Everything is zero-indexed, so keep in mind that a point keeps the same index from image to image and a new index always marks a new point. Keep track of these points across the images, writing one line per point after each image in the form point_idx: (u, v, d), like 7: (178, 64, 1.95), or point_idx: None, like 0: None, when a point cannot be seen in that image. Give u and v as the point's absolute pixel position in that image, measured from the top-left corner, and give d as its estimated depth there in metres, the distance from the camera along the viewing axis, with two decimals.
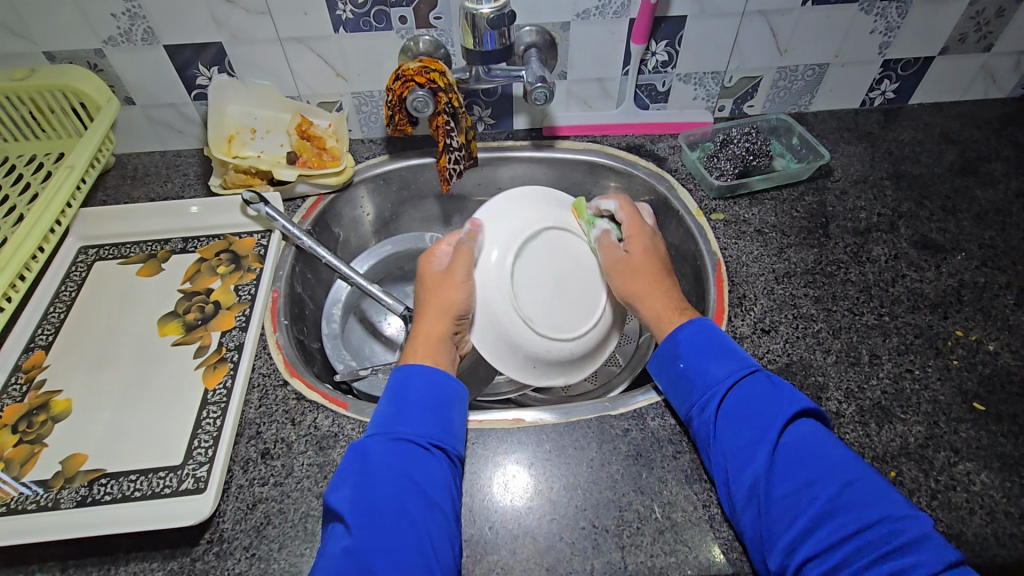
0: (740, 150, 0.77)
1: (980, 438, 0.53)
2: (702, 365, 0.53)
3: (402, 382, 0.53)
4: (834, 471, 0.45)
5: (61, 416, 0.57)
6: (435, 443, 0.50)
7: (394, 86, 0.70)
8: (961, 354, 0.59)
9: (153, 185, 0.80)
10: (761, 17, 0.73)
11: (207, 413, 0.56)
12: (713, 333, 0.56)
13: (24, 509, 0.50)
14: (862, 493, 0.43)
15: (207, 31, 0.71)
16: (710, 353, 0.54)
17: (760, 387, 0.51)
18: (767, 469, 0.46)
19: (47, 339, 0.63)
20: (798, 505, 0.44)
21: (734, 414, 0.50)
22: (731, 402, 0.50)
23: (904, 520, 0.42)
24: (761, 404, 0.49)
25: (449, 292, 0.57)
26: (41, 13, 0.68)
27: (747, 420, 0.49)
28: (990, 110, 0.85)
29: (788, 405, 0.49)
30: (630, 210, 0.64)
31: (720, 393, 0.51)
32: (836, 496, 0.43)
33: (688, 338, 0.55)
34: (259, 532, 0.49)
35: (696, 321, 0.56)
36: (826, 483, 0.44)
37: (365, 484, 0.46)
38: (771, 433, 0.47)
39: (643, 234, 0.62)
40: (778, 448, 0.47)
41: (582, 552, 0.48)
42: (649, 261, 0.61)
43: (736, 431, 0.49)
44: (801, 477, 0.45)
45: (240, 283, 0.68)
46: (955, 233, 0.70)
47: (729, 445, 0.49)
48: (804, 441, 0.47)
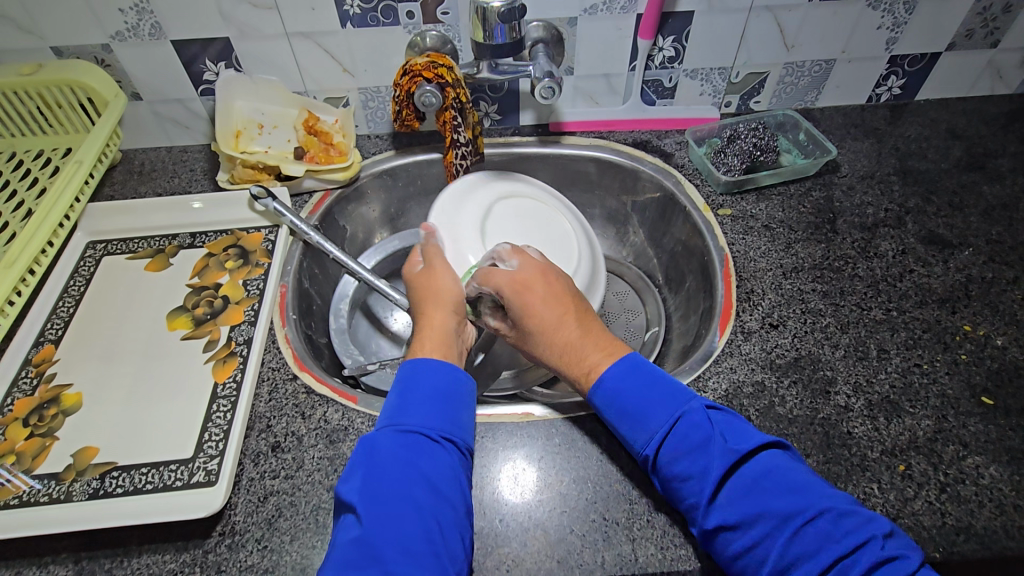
0: (748, 145, 0.77)
1: (989, 432, 0.53)
2: (628, 424, 0.48)
3: (411, 373, 0.53)
4: (782, 516, 0.41)
5: (72, 410, 0.57)
6: (444, 435, 0.49)
7: (401, 81, 0.70)
8: (969, 348, 0.59)
9: (160, 181, 0.80)
10: (769, 12, 0.73)
11: (217, 406, 0.56)
12: (641, 371, 0.50)
13: (36, 501, 0.50)
14: (809, 541, 0.40)
15: (215, 26, 0.71)
16: (637, 406, 0.48)
17: (689, 435, 0.46)
18: (712, 522, 0.43)
19: (56, 333, 0.63)
20: (752, 559, 0.41)
21: (670, 470, 0.46)
22: (665, 459, 0.46)
23: (857, 546, 0.39)
24: (694, 457, 0.45)
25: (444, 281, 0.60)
26: (48, 8, 0.68)
27: (684, 481, 0.45)
28: (996, 106, 0.85)
29: (718, 457, 0.44)
30: (490, 275, 0.56)
31: (653, 453, 0.47)
32: (785, 547, 0.40)
33: (609, 394, 0.49)
34: (271, 524, 0.49)
35: (620, 360, 0.51)
36: (773, 532, 0.41)
37: (374, 476, 0.46)
38: (706, 488, 0.43)
39: (534, 286, 0.55)
40: (720, 497, 0.43)
41: (592, 544, 0.48)
42: (546, 313, 0.53)
43: (678, 490, 0.45)
44: (748, 533, 0.41)
45: (249, 278, 0.68)
46: (962, 228, 0.70)
47: (680, 501, 0.46)
48: (744, 491, 0.43)
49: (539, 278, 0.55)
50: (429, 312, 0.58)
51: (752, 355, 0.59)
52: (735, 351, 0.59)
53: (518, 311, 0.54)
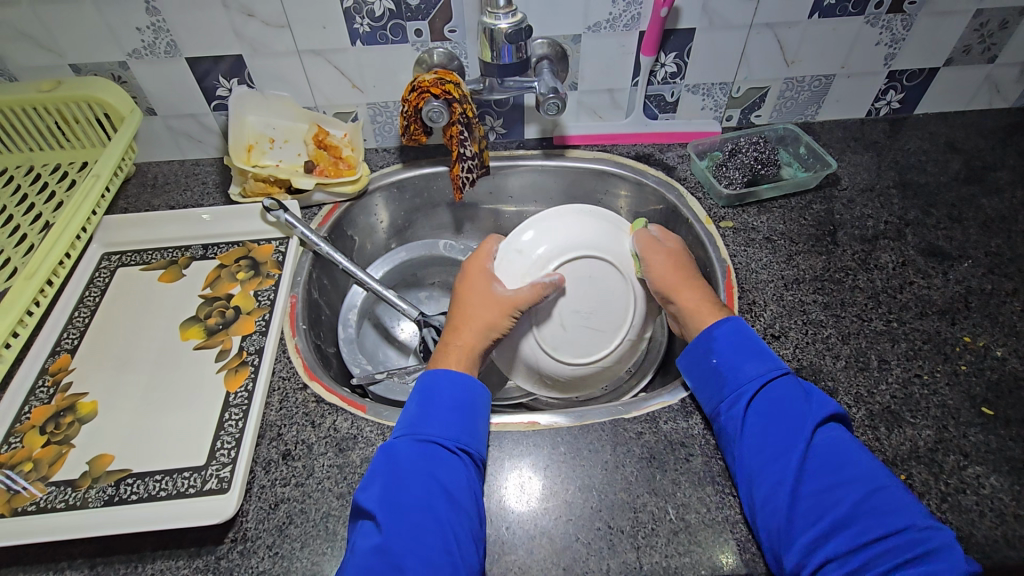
0: (749, 158, 0.78)
1: (990, 442, 0.53)
2: (734, 364, 0.55)
3: (430, 384, 0.55)
4: (861, 477, 0.46)
5: (87, 418, 0.58)
6: (461, 446, 0.51)
7: (410, 97, 0.71)
8: (969, 359, 0.60)
9: (173, 194, 0.82)
10: (769, 29, 0.75)
11: (229, 415, 0.58)
12: (749, 331, 0.57)
13: (54, 507, 0.51)
14: (889, 500, 0.45)
15: (229, 43, 0.73)
16: (744, 351, 0.55)
17: (789, 389, 0.52)
18: (797, 466, 0.48)
19: (73, 343, 0.65)
20: (822, 508, 0.45)
21: (764, 411, 0.51)
22: (762, 399, 0.52)
23: (928, 529, 0.43)
24: (792, 404, 0.51)
25: (490, 313, 0.58)
26: (69, 27, 0.70)
27: (779, 421, 0.50)
28: (995, 119, 0.87)
29: (817, 409, 0.50)
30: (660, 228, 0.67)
31: (751, 391, 0.53)
32: (864, 502, 0.45)
33: (720, 337, 0.57)
34: (281, 531, 0.50)
35: (733, 318, 0.59)
36: (856, 486, 0.46)
37: (395, 485, 0.47)
38: (801, 432, 0.49)
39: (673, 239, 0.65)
40: (810, 447, 0.49)
41: (598, 552, 0.49)
42: (684, 263, 0.63)
43: (762, 431, 0.50)
44: (829, 480, 0.47)
45: (260, 289, 0.70)
46: (962, 241, 0.71)
47: (757, 444, 0.50)
48: (834, 445, 0.49)
49: (687, 247, 0.67)
50: (462, 334, 0.58)
51: None
52: None
53: (665, 250, 0.63)
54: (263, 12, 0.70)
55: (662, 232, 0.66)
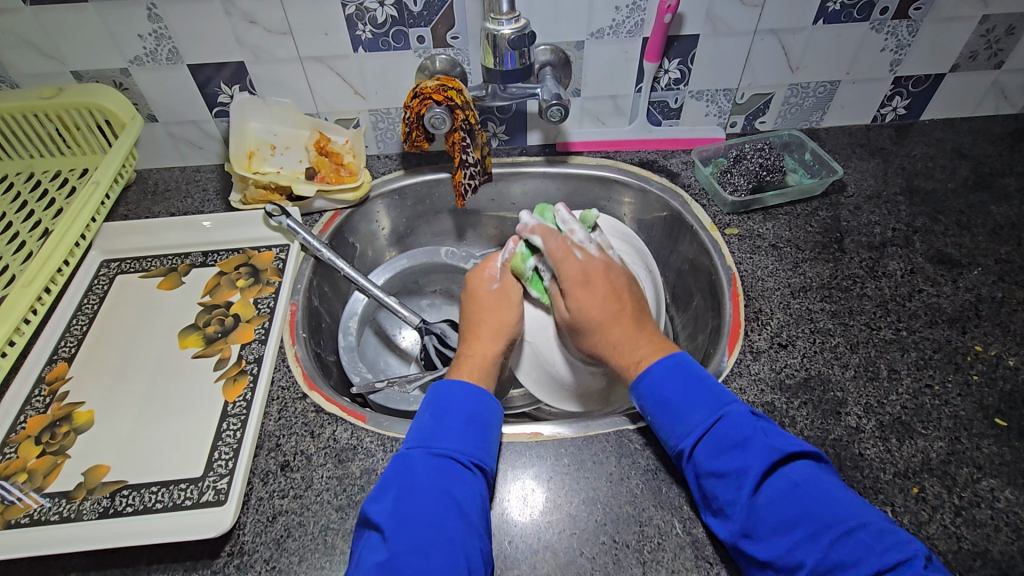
0: (754, 165, 0.77)
1: (1004, 454, 0.52)
2: (671, 417, 0.51)
3: (446, 395, 0.54)
4: (818, 526, 0.42)
5: (83, 428, 0.57)
6: (475, 461, 0.50)
7: (412, 103, 0.71)
8: (981, 369, 0.58)
9: (174, 201, 0.81)
10: (773, 36, 0.74)
11: (227, 425, 0.57)
12: (686, 370, 0.53)
13: (47, 520, 0.50)
14: (851, 549, 0.41)
15: (230, 50, 0.73)
16: (681, 400, 0.51)
17: (731, 432, 0.48)
18: (750, 521, 0.44)
19: (70, 351, 0.64)
20: (784, 565, 0.42)
21: (705, 465, 0.48)
22: (702, 451, 0.48)
23: (899, 572, 0.39)
24: (736, 453, 0.47)
25: (501, 313, 0.61)
26: (70, 34, 0.70)
27: (721, 475, 0.46)
28: (1002, 125, 0.86)
29: (759, 455, 0.46)
30: (563, 253, 0.59)
31: (690, 445, 0.49)
32: (823, 556, 0.41)
33: (652, 387, 0.52)
34: (279, 544, 0.49)
35: (665, 359, 0.54)
36: (808, 542, 0.42)
37: (405, 498, 0.46)
38: (744, 488, 0.45)
39: (579, 273, 0.58)
40: (756, 499, 0.45)
41: (602, 567, 0.48)
42: (604, 298, 0.57)
43: (710, 487, 0.47)
44: (787, 535, 0.43)
45: (259, 297, 0.69)
46: (971, 248, 0.70)
47: (711, 499, 0.47)
48: (784, 492, 0.44)
49: (613, 274, 0.59)
50: (478, 342, 0.60)
51: (762, 375, 0.59)
52: (744, 371, 0.59)
53: (574, 298, 0.58)
54: (265, 19, 0.70)
55: (552, 248, 0.59)
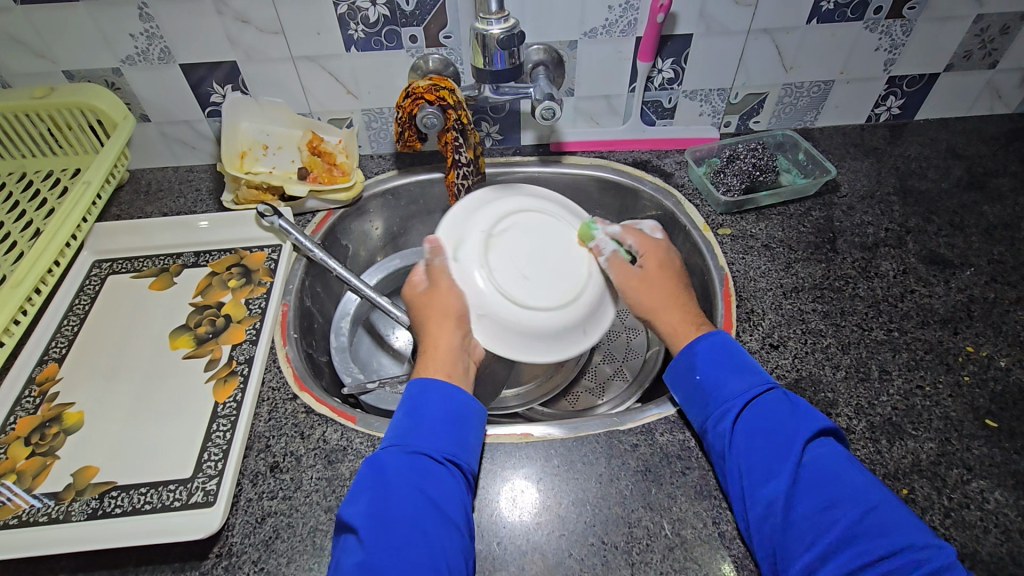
0: (747, 165, 0.76)
1: (994, 455, 0.52)
2: (721, 379, 0.53)
3: (421, 394, 0.53)
4: (855, 496, 0.44)
5: (73, 429, 0.57)
6: (449, 457, 0.50)
7: (403, 103, 0.70)
8: (972, 369, 0.58)
9: (166, 201, 0.81)
10: (767, 35, 0.74)
11: (217, 426, 0.57)
12: (730, 348, 0.55)
13: (36, 521, 0.50)
14: (882, 520, 0.43)
15: (222, 50, 0.73)
16: (727, 368, 0.53)
17: (777, 405, 0.50)
18: (785, 486, 0.46)
19: (60, 352, 0.64)
20: (813, 529, 0.44)
21: (750, 427, 0.49)
22: (749, 415, 0.50)
23: (928, 548, 0.41)
24: (778, 421, 0.49)
25: (445, 300, 0.58)
26: (61, 34, 0.70)
27: (767, 436, 0.49)
28: (996, 125, 0.86)
29: (807, 424, 0.49)
30: (635, 234, 0.64)
31: (737, 407, 0.51)
32: (857, 521, 0.43)
33: (703, 354, 0.55)
34: (267, 546, 0.49)
35: (712, 335, 0.56)
36: (846, 506, 0.44)
37: (380, 498, 0.46)
38: (791, 449, 0.47)
39: (656, 250, 0.63)
40: (800, 461, 0.47)
41: (591, 569, 0.48)
42: (664, 275, 0.61)
43: (749, 450, 0.48)
44: (821, 500, 0.45)
45: (251, 297, 0.69)
46: (964, 248, 0.70)
47: (743, 466, 0.48)
48: (824, 461, 0.47)
49: (671, 255, 0.63)
50: (433, 334, 0.57)
51: None
52: None
53: (648, 267, 0.61)
54: (257, 18, 0.69)
55: (638, 241, 0.63)
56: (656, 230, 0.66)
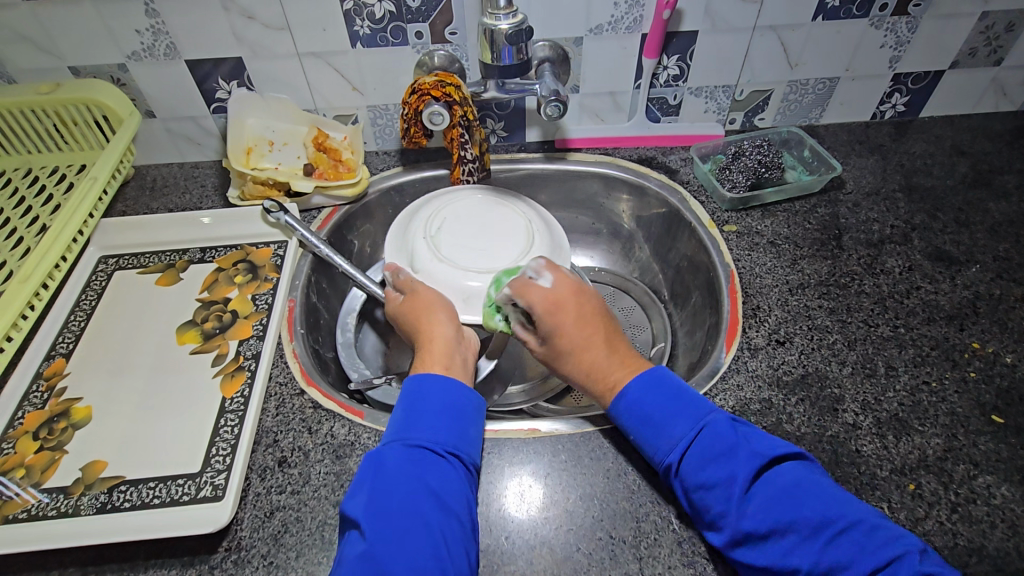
0: (752, 161, 0.77)
1: (1000, 451, 0.52)
2: (655, 433, 0.50)
3: (418, 387, 0.54)
4: (812, 527, 0.43)
5: (81, 423, 0.57)
6: (449, 449, 0.50)
7: (410, 99, 0.71)
8: (978, 366, 0.58)
9: (172, 197, 0.81)
10: (772, 32, 0.74)
11: (225, 421, 0.57)
12: (663, 385, 0.52)
13: (45, 515, 0.51)
14: (845, 548, 0.41)
15: (228, 46, 0.73)
16: (660, 417, 0.50)
17: (716, 445, 0.47)
18: (743, 534, 0.44)
19: (68, 347, 0.64)
20: (783, 568, 0.42)
21: (694, 479, 0.47)
22: (688, 467, 0.47)
23: (897, 566, 0.40)
24: (721, 465, 0.46)
25: (429, 297, 0.63)
26: (67, 29, 0.70)
27: (709, 488, 0.46)
28: (1001, 122, 0.86)
29: (744, 464, 0.46)
30: (524, 289, 0.57)
31: (676, 457, 0.48)
32: (820, 558, 0.41)
33: (633, 404, 0.51)
34: (277, 539, 0.49)
35: (647, 373, 0.53)
36: (804, 544, 0.42)
37: (380, 490, 0.46)
38: (734, 496, 0.45)
39: (571, 297, 0.57)
40: (749, 504, 0.45)
41: (599, 562, 0.48)
42: (583, 319, 0.56)
43: (701, 500, 0.46)
44: (780, 541, 0.43)
45: (257, 293, 0.69)
46: (969, 245, 0.70)
47: (702, 512, 0.46)
48: (774, 497, 0.44)
49: (584, 298, 0.57)
50: (426, 327, 0.60)
51: (759, 371, 0.59)
52: (742, 367, 0.59)
53: (549, 329, 0.56)
54: (263, 14, 0.70)
55: (554, 289, 0.57)
56: (543, 268, 0.59)
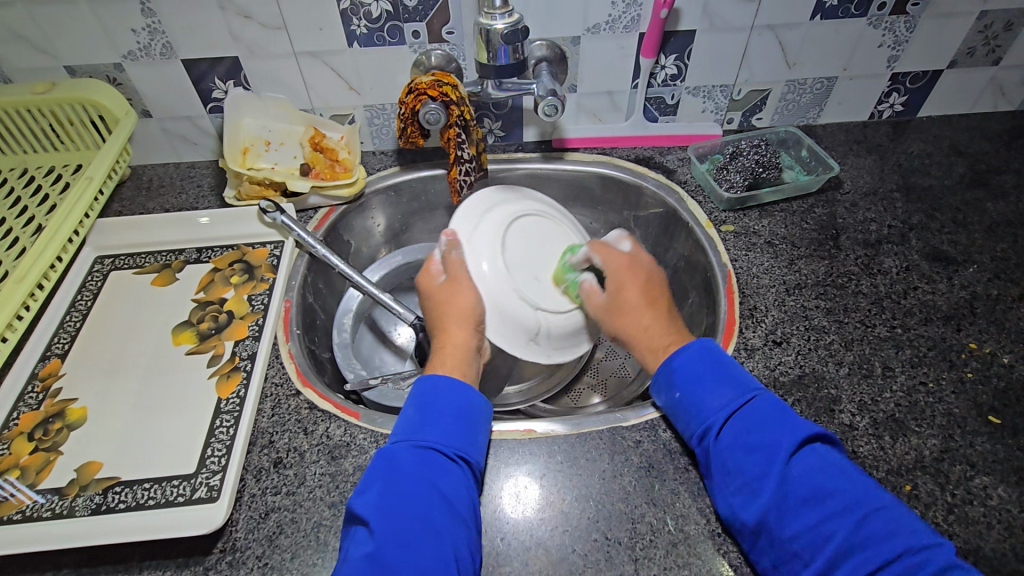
0: (750, 162, 0.76)
1: (997, 452, 0.52)
2: (702, 395, 0.52)
3: (430, 389, 0.54)
4: (849, 504, 0.43)
5: (76, 424, 0.57)
6: (460, 455, 0.50)
7: (407, 99, 0.70)
8: (975, 366, 0.58)
9: (168, 197, 0.81)
10: (771, 31, 0.74)
11: (220, 422, 0.57)
12: (715, 357, 0.55)
13: (40, 516, 0.50)
14: (876, 527, 0.42)
15: (225, 45, 0.72)
16: (709, 380, 0.53)
17: (762, 416, 0.49)
18: (778, 499, 0.45)
19: (63, 348, 0.64)
20: (812, 539, 0.43)
21: (736, 442, 0.49)
22: (733, 431, 0.49)
23: (927, 549, 0.41)
24: (763, 432, 0.48)
25: (463, 299, 0.59)
26: (63, 29, 0.70)
27: (747, 450, 0.48)
28: (999, 122, 0.86)
29: (789, 433, 0.47)
30: (604, 250, 0.62)
31: (720, 422, 0.50)
32: (853, 532, 0.42)
33: (684, 367, 0.54)
34: (272, 541, 0.49)
35: (699, 341, 0.56)
36: (839, 517, 0.43)
37: (389, 490, 0.46)
38: (775, 461, 0.46)
39: (625, 269, 0.61)
40: (788, 473, 0.46)
41: (595, 564, 0.48)
42: (638, 284, 0.60)
43: (736, 463, 0.48)
44: (812, 511, 0.44)
45: (253, 293, 0.69)
46: (967, 245, 0.70)
47: (732, 476, 0.48)
48: (815, 470, 0.46)
49: (640, 266, 0.61)
50: (449, 334, 0.58)
51: (756, 372, 0.59)
52: None
53: (616, 283, 0.60)
54: (259, 14, 0.69)
55: (606, 259, 0.61)
56: (623, 239, 0.64)
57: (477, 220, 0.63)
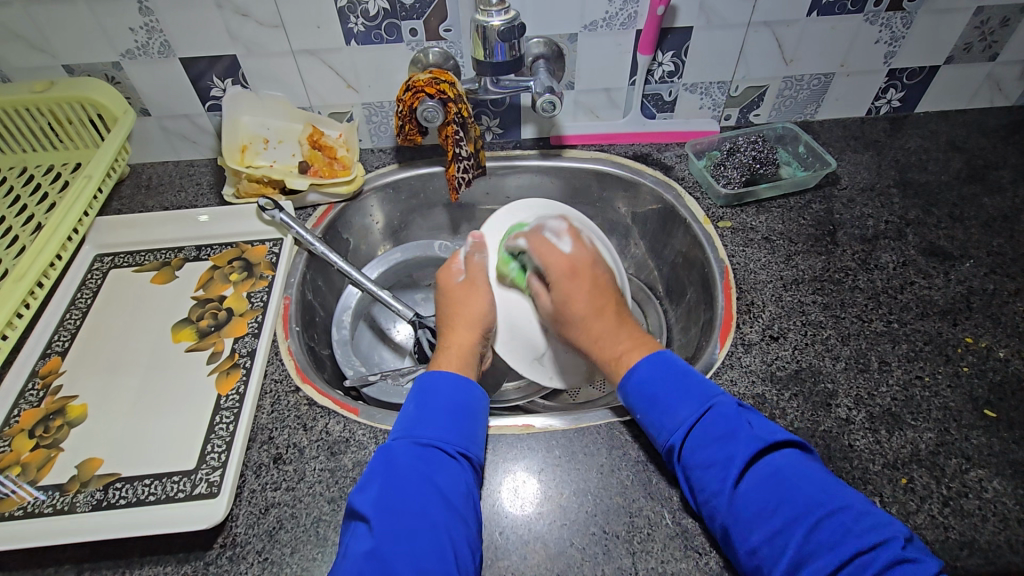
0: (747, 158, 0.77)
1: (992, 445, 0.52)
2: (658, 412, 0.51)
3: (430, 386, 0.55)
4: (800, 509, 0.43)
5: (77, 421, 0.58)
6: (459, 450, 0.50)
7: (404, 96, 0.70)
8: (971, 360, 0.59)
9: (167, 195, 0.81)
10: (767, 27, 0.74)
11: (220, 418, 0.57)
12: (671, 365, 0.53)
13: (41, 512, 0.51)
14: (828, 532, 0.42)
15: (223, 44, 0.73)
16: (665, 397, 0.51)
17: (716, 428, 0.48)
18: (732, 514, 0.45)
19: (63, 346, 0.64)
20: (768, 552, 0.43)
21: (694, 460, 0.48)
22: (692, 446, 0.48)
23: (878, 549, 0.40)
24: (721, 446, 0.47)
25: (477, 304, 0.61)
26: (61, 27, 0.70)
27: (708, 468, 0.47)
28: (996, 117, 0.86)
29: (742, 446, 0.46)
30: (543, 248, 0.60)
31: (679, 441, 0.49)
32: (805, 540, 0.42)
33: (642, 383, 0.52)
34: (272, 536, 0.49)
35: (653, 355, 0.54)
36: (795, 523, 0.43)
37: (389, 487, 0.47)
38: (729, 478, 0.46)
39: (566, 267, 0.59)
40: (740, 488, 0.45)
41: (592, 558, 0.48)
42: (578, 283, 0.58)
43: (699, 480, 0.47)
44: (767, 522, 0.43)
45: (252, 291, 0.69)
46: (963, 240, 0.70)
47: (698, 491, 0.47)
48: (768, 480, 0.45)
49: (581, 265, 0.59)
50: (454, 334, 0.60)
51: (753, 367, 0.59)
52: (735, 363, 0.59)
53: (560, 293, 0.58)
54: (257, 12, 0.69)
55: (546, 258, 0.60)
56: (564, 233, 0.62)
57: (512, 225, 0.66)
